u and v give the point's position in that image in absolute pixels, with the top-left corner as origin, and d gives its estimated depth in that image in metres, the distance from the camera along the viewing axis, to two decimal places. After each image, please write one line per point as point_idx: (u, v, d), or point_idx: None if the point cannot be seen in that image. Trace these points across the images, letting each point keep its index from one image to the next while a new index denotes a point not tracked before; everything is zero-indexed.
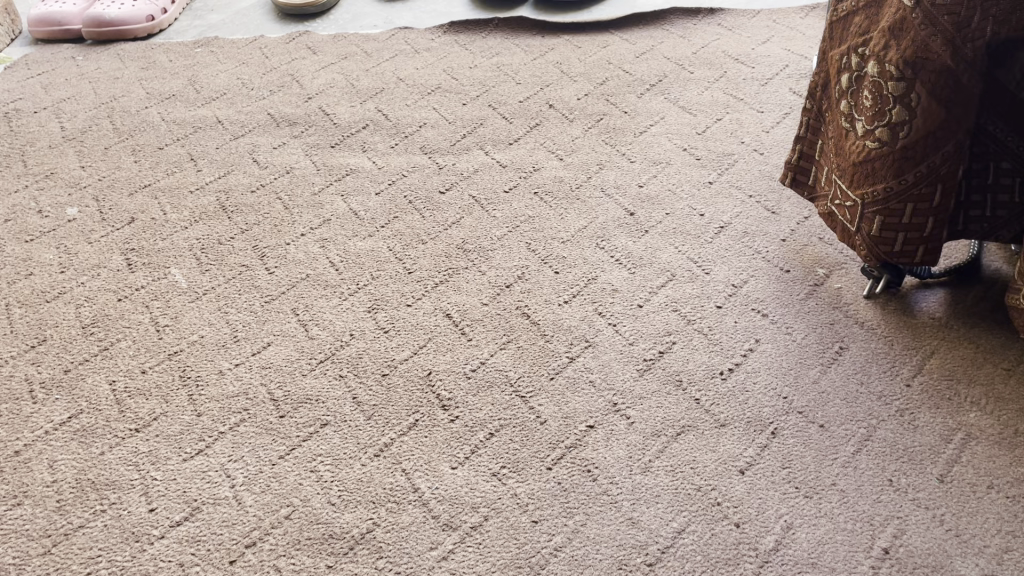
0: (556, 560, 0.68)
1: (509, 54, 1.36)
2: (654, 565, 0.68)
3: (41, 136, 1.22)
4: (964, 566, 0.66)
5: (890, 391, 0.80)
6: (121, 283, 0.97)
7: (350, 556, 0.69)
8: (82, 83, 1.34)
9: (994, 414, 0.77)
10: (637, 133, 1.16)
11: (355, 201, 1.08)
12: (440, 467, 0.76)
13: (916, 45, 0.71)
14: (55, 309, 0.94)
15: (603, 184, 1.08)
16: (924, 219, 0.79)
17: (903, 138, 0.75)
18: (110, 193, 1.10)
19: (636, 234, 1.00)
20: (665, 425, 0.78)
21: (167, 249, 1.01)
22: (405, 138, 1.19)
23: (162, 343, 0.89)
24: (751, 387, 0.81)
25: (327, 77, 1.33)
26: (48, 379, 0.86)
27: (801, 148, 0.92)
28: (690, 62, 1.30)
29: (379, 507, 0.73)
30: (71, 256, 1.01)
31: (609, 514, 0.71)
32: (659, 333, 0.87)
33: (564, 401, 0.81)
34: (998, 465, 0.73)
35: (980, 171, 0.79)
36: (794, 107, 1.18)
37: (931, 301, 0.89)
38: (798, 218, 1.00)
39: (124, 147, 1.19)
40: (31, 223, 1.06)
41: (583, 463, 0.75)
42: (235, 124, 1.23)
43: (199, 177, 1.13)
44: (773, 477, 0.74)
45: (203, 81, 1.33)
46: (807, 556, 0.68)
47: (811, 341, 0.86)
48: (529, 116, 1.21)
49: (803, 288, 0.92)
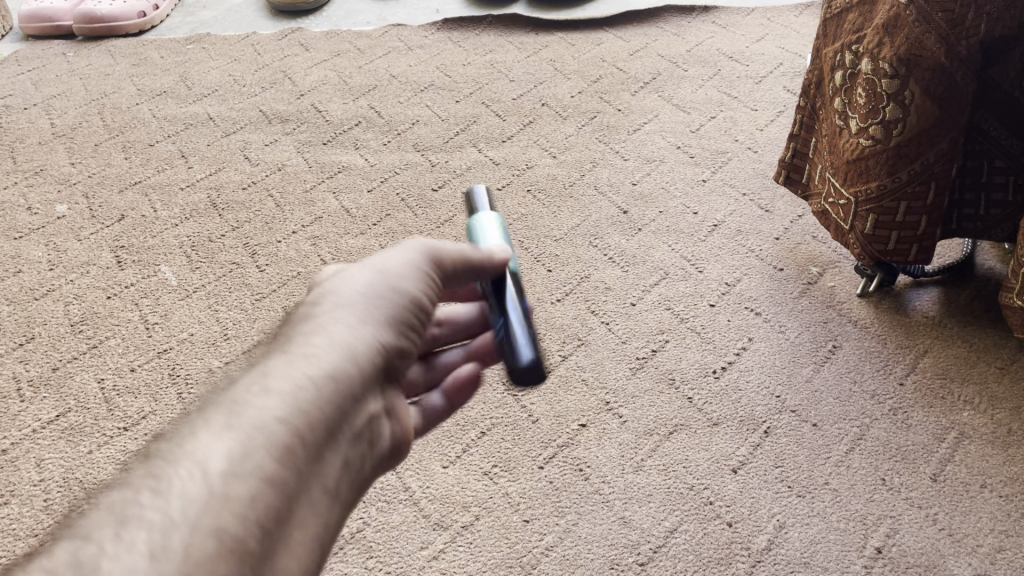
0: (548, 560, 0.68)
1: (502, 51, 1.35)
2: (645, 565, 0.67)
3: (31, 133, 1.21)
4: (958, 566, 0.66)
5: (882, 390, 0.80)
6: (110, 281, 0.96)
7: (339, 555, 0.69)
8: (73, 79, 1.33)
9: (987, 413, 0.77)
10: (631, 131, 1.16)
11: (346, 199, 1.07)
12: (431, 466, 0.75)
13: (910, 42, 0.70)
14: (44, 308, 0.93)
15: (597, 182, 1.07)
16: (918, 217, 0.79)
17: (896, 136, 0.74)
18: (100, 190, 1.09)
19: (629, 233, 0.99)
20: (657, 425, 0.78)
21: (157, 246, 1.00)
22: (398, 136, 1.18)
23: (152, 341, 0.88)
24: (744, 385, 0.81)
25: (319, 74, 1.32)
26: (36, 378, 0.85)
27: (794, 146, 0.92)
28: (685, 60, 1.29)
29: (368, 507, 0.72)
30: (60, 254, 1.00)
31: (602, 514, 0.71)
32: (652, 332, 0.87)
33: (556, 401, 0.80)
34: (991, 464, 0.73)
35: (974, 169, 0.79)
36: (787, 105, 1.18)
37: (925, 300, 0.89)
38: (792, 216, 1.00)
39: (115, 143, 1.18)
40: (21, 221, 1.05)
41: (574, 462, 0.75)
42: (226, 121, 1.22)
43: (190, 175, 1.12)
44: (766, 476, 0.73)
45: (195, 78, 1.33)
46: (799, 556, 0.68)
47: (804, 339, 0.85)
48: (522, 114, 1.20)
49: (796, 287, 0.91)
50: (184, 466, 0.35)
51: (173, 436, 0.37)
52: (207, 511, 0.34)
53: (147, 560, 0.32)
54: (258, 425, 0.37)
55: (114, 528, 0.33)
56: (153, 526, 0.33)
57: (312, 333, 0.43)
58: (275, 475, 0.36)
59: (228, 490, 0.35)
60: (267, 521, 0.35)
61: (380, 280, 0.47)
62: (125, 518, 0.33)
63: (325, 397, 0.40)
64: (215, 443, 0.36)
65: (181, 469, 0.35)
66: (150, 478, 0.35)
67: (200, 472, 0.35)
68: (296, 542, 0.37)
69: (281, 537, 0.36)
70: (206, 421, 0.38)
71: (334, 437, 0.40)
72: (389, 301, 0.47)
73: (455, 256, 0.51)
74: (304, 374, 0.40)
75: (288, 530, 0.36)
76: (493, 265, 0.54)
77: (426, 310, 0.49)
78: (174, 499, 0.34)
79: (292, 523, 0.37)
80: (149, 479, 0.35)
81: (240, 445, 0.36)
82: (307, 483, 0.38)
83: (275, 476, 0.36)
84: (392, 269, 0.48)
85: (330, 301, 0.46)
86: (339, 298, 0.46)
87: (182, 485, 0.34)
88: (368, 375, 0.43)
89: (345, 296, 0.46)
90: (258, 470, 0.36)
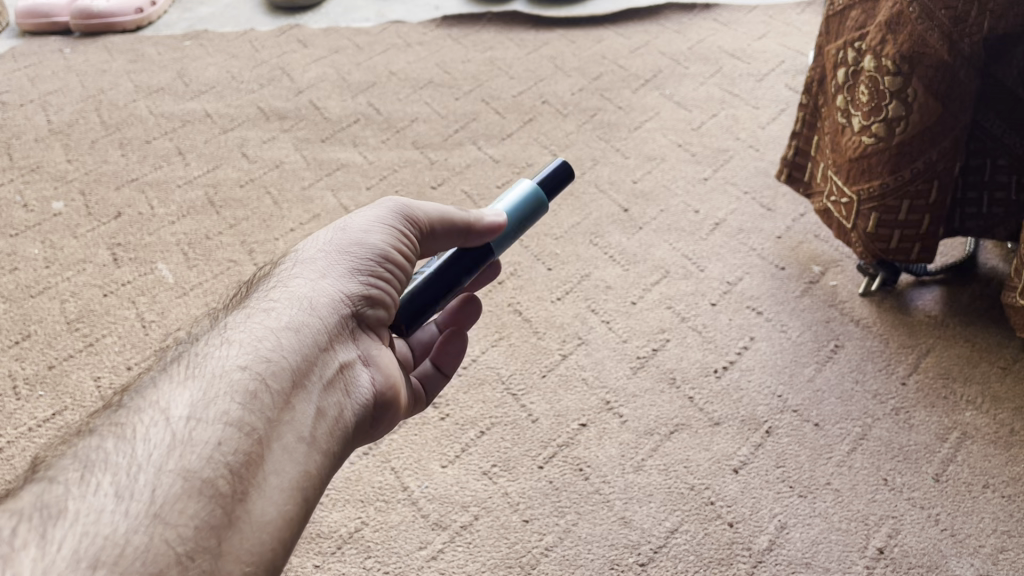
0: (548, 560, 0.68)
1: (502, 48, 1.34)
2: (646, 565, 0.67)
3: (27, 130, 1.20)
4: (960, 567, 0.66)
5: (885, 390, 0.79)
6: (107, 279, 0.95)
7: (337, 555, 0.68)
8: (69, 75, 1.32)
9: (989, 413, 0.77)
10: (632, 129, 1.15)
11: (345, 196, 1.06)
12: (430, 465, 0.74)
13: (913, 40, 0.69)
14: (40, 305, 0.92)
15: (597, 180, 1.07)
16: (920, 215, 0.78)
17: (899, 133, 0.74)
18: (97, 187, 1.09)
19: (630, 230, 0.99)
20: (658, 424, 0.77)
21: (154, 244, 1.00)
22: (397, 133, 1.17)
23: (149, 339, 0.88)
24: (746, 385, 0.80)
25: (318, 71, 1.31)
26: (31, 376, 0.84)
27: (796, 145, 0.91)
28: (686, 58, 1.29)
29: (367, 507, 0.72)
30: (56, 251, 0.99)
31: (603, 514, 0.70)
32: (653, 331, 0.86)
33: (555, 400, 0.80)
34: (994, 464, 0.73)
35: (977, 167, 0.78)
36: (789, 103, 1.18)
37: (927, 300, 0.88)
38: (793, 215, 1.00)
39: (111, 140, 1.17)
40: (16, 218, 1.04)
41: (575, 462, 0.74)
42: (224, 118, 1.22)
43: (187, 171, 1.11)
44: (767, 476, 0.73)
45: (192, 75, 1.32)
46: (801, 556, 0.67)
47: (806, 339, 0.85)
48: (522, 111, 1.20)
49: (797, 286, 0.91)
50: (146, 417, 0.43)
51: (141, 380, 0.47)
52: (163, 468, 0.40)
53: (116, 498, 0.39)
54: (222, 372, 0.46)
55: (80, 473, 0.40)
56: (117, 476, 0.40)
57: (277, 291, 0.53)
58: (228, 419, 0.43)
59: (188, 437, 0.42)
60: (235, 465, 0.42)
61: (340, 241, 0.56)
62: (90, 463, 0.40)
63: (283, 345, 0.48)
64: (176, 387, 0.45)
65: (151, 422, 0.43)
66: (118, 434, 0.42)
67: (161, 419, 0.43)
68: (263, 478, 0.43)
69: (252, 472, 0.42)
70: (169, 375, 0.46)
71: (298, 382, 0.48)
72: (346, 260, 0.55)
73: (432, 213, 0.59)
74: (259, 330, 0.49)
75: (236, 473, 0.42)
76: (479, 229, 0.57)
77: (392, 262, 0.56)
78: (129, 455, 0.41)
79: (267, 454, 0.44)
80: (114, 428, 0.43)
81: (194, 396, 0.44)
82: (275, 425, 0.45)
83: (238, 419, 0.44)
84: (356, 228, 0.56)
85: (295, 264, 0.55)
86: (306, 259, 0.55)
87: (145, 438, 0.42)
88: (326, 324, 0.51)
89: (310, 257, 0.55)
90: (214, 414, 0.43)
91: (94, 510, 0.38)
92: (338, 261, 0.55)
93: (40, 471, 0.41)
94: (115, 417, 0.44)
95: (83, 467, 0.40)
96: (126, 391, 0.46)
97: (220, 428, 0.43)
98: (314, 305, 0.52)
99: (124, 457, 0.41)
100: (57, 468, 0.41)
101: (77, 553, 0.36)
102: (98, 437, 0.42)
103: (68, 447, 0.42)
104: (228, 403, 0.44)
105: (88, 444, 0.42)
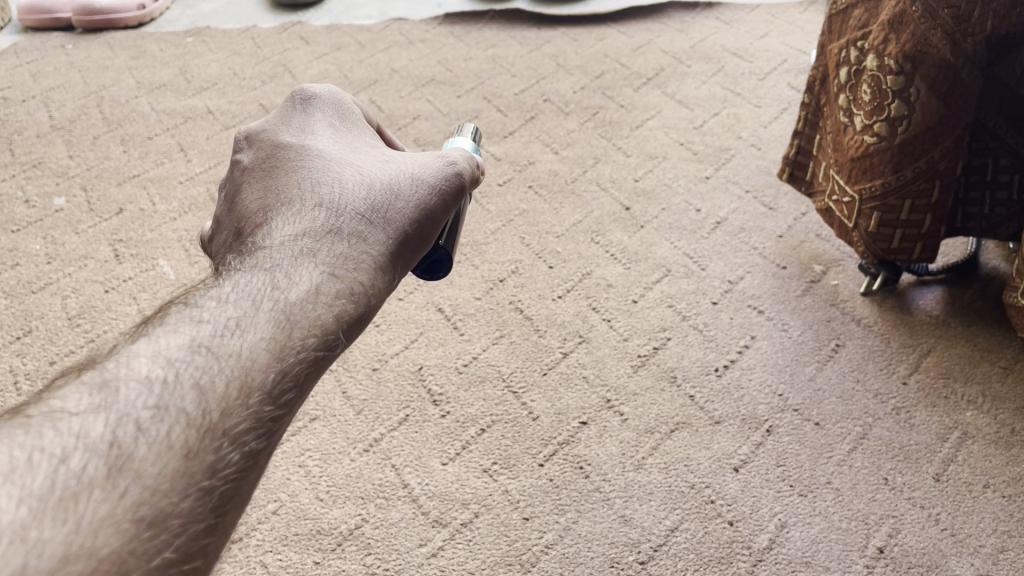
0: (547, 558, 0.68)
1: (504, 46, 1.34)
2: (645, 564, 0.67)
3: (29, 126, 1.20)
4: (960, 566, 0.66)
5: (887, 389, 0.79)
6: (108, 275, 0.95)
7: (337, 552, 0.68)
8: (71, 72, 1.32)
9: (991, 413, 0.77)
10: (633, 127, 1.15)
11: None
12: (430, 463, 0.75)
13: (916, 39, 0.69)
14: (41, 301, 0.92)
15: (599, 178, 1.07)
16: (922, 215, 0.78)
17: (902, 132, 0.74)
18: (98, 183, 1.09)
19: (631, 229, 0.99)
20: (659, 423, 0.77)
21: (155, 240, 1.00)
22: (399, 130, 1.17)
23: None
24: (746, 384, 0.80)
25: (320, 68, 1.31)
26: (33, 371, 0.84)
27: (798, 143, 0.91)
28: (689, 56, 1.29)
29: (367, 504, 0.72)
30: (58, 247, 0.99)
31: (602, 512, 0.70)
32: (654, 329, 0.86)
33: (555, 398, 0.80)
34: (994, 464, 0.73)
35: (979, 167, 0.78)
36: (791, 102, 1.18)
37: (929, 299, 0.88)
38: (795, 214, 1.00)
39: (113, 136, 1.17)
40: (18, 213, 1.04)
41: (574, 460, 0.74)
42: (225, 115, 1.22)
43: (189, 168, 1.11)
44: (767, 475, 0.73)
45: (195, 71, 1.32)
46: (801, 555, 0.67)
47: (808, 338, 0.85)
48: (524, 109, 1.20)
49: (799, 285, 0.91)
50: (222, 355, 0.39)
51: (208, 285, 0.44)
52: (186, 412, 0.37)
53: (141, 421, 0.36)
54: (286, 319, 0.42)
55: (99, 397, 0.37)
56: None
57: (318, 206, 0.48)
58: (287, 378, 0.40)
59: (252, 391, 0.39)
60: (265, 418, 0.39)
61: (401, 201, 0.50)
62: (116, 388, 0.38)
63: (331, 290, 0.44)
64: (252, 325, 0.41)
65: (226, 363, 0.39)
66: (191, 364, 0.38)
67: (204, 346, 0.39)
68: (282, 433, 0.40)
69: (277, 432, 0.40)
70: (225, 298, 0.42)
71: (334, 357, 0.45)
72: (393, 195, 0.50)
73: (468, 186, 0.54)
74: (307, 263, 0.45)
75: (277, 447, 0.39)
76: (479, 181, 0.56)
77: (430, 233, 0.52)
78: (197, 401, 0.37)
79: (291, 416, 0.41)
80: (153, 341, 0.40)
81: (267, 345, 0.40)
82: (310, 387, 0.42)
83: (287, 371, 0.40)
84: (417, 192, 0.51)
85: (345, 207, 0.48)
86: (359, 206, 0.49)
87: (216, 381, 0.38)
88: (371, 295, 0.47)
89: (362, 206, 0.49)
90: (278, 368, 0.40)
91: (156, 457, 0.34)
92: (385, 194, 0.50)
93: (99, 377, 0.37)
94: (192, 340, 0.40)
95: (151, 394, 0.36)
96: (191, 295, 0.43)
97: (281, 390, 0.40)
98: (357, 245, 0.47)
99: (194, 402, 0.37)
100: (121, 381, 0.37)
101: (128, 507, 0.33)
102: (172, 359, 0.38)
103: (135, 357, 0.38)
104: (293, 359, 0.41)
105: (161, 360, 0.38)
